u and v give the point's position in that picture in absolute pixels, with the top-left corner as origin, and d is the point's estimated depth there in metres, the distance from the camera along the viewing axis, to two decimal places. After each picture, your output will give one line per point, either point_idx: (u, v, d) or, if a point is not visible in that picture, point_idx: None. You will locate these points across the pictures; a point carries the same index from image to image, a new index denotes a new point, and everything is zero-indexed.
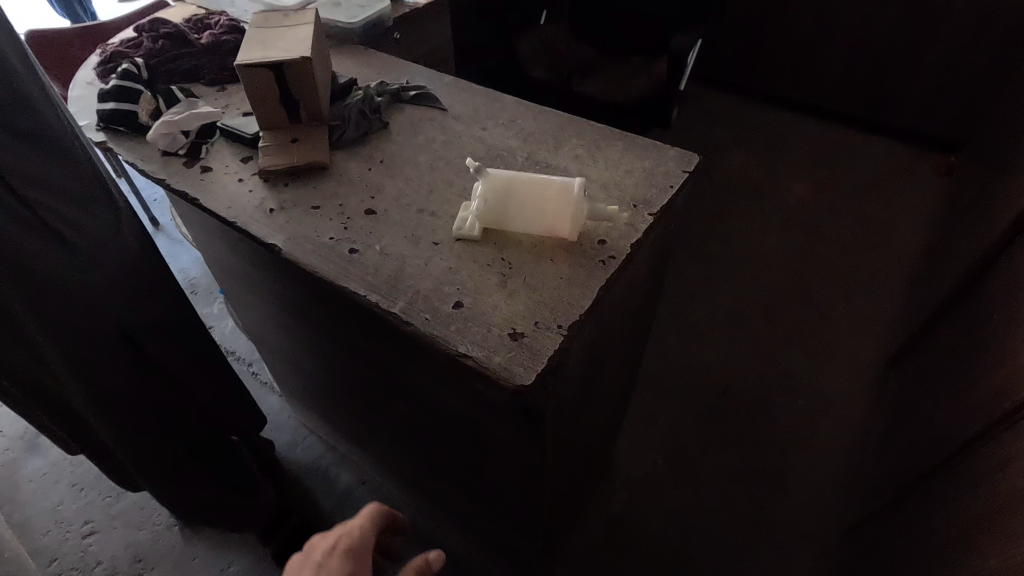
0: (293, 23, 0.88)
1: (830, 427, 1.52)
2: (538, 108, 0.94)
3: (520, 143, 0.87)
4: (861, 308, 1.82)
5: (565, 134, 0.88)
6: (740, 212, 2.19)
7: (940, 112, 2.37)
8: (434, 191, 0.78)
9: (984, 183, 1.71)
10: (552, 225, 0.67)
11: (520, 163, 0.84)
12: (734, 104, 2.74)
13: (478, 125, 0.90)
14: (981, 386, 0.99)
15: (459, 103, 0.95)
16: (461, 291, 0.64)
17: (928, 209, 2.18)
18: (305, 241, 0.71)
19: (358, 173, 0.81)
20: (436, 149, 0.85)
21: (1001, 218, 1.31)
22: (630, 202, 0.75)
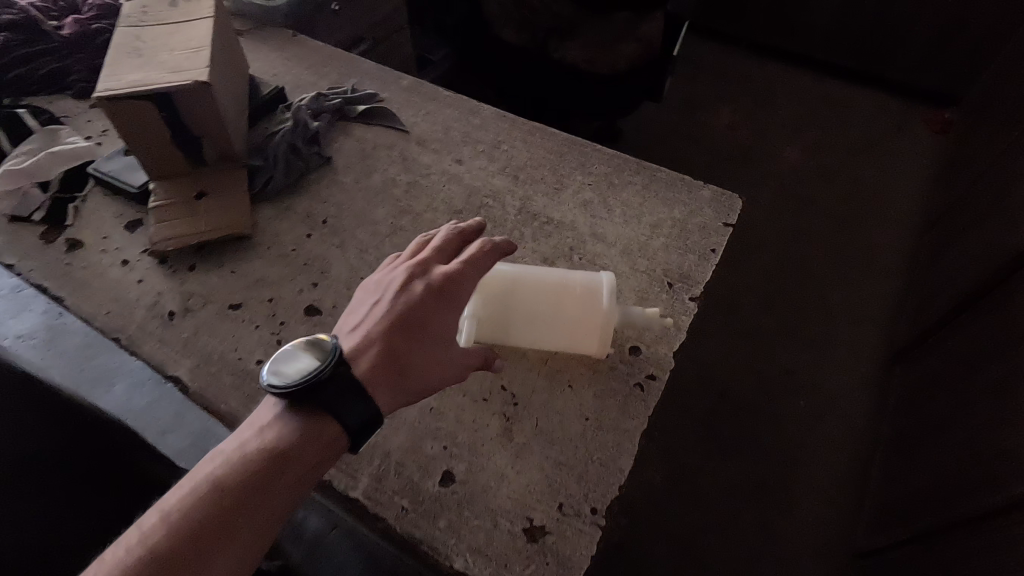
0: (185, 19, 0.90)
1: (835, 429, 1.45)
2: (527, 128, 1.00)
3: (511, 181, 0.93)
4: (859, 291, 1.74)
5: (585, 174, 0.93)
6: (729, 184, 2.04)
7: (939, 65, 2.21)
8: (386, 238, 0.88)
9: (999, 157, 1.57)
10: (572, 326, 0.75)
11: (515, 214, 0.89)
12: (719, 55, 2.51)
13: (453, 155, 0.97)
14: None
15: (419, 122, 1.03)
16: (453, 458, 0.72)
17: (925, 174, 2.07)
18: (218, 363, 0.77)
19: (295, 242, 0.88)
20: (397, 196, 0.92)
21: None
22: (664, 279, 0.82)
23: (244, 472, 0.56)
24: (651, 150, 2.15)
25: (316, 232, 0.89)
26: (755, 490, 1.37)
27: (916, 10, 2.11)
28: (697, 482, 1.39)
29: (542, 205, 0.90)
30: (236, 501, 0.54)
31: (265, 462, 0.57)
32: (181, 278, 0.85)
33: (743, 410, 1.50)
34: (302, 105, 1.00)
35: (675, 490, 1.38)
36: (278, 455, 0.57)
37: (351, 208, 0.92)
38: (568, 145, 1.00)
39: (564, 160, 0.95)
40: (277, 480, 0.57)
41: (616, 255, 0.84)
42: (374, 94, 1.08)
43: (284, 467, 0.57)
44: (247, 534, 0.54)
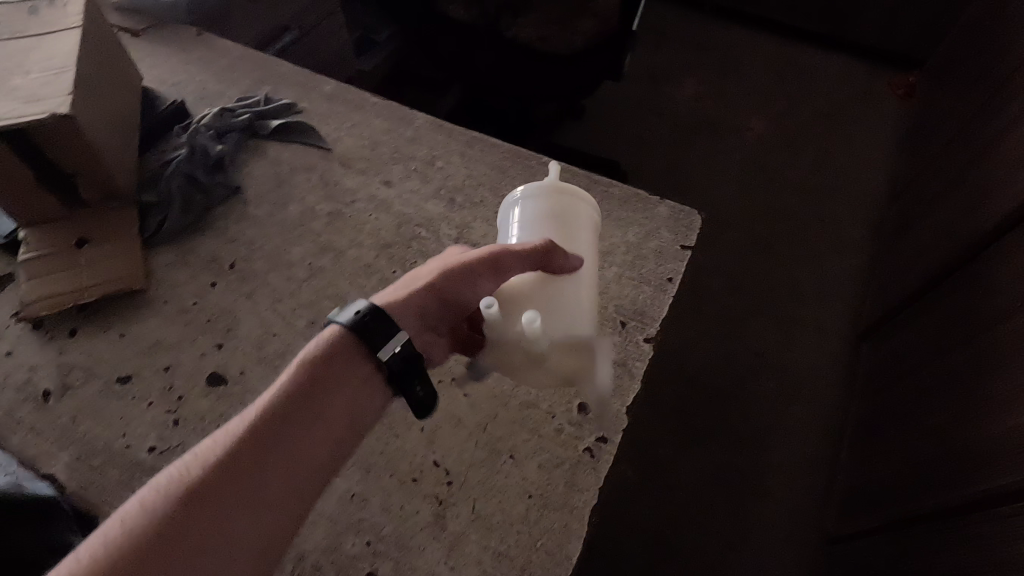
0: (45, 34, 0.88)
1: (804, 412, 1.45)
2: (468, 138, 1.05)
3: (448, 209, 0.97)
4: (825, 266, 1.73)
5: (530, 194, 1.00)
6: (695, 159, 1.98)
7: (904, 25, 2.16)
8: (309, 280, 0.91)
9: (966, 124, 1.54)
10: (553, 219, 0.78)
11: (450, 245, 0.94)
12: (682, 20, 2.41)
13: (379, 178, 1.01)
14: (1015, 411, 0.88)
15: (343, 141, 1.06)
16: (378, 558, 0.75)
17: (890, 139, 2.05)
18: (103, 448, 0.78)
19: (201, 292, 0.90)
20: (323, 231, 0.96)
21: (1004, 189, 1.15)
22: (617, 318, 0.91)
23: (311, 396, 0.60)
24: (616, 125, 2.06)
25: (222, 281, 0.91)
26: (728, 479, 1.36)
27: None
28: (671, 474, 1.37)
29: (480, 234, 0.95)
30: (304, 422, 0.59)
31: (333, 389, 0.61)
32: (60, 348, 0.86)
33: (714, 398, 1.48)
34: (204, 125, 1.02)
35: (647, 485, 1.36)
36: (351, 379, 0.62)
37: (275, 250, 0.94)
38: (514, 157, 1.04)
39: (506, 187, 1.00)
40: (347, 404, 0.61)
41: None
42: (292, 106, 1.09)
43: (357, 386, 0.62)
44: (323, 441, 0.59)
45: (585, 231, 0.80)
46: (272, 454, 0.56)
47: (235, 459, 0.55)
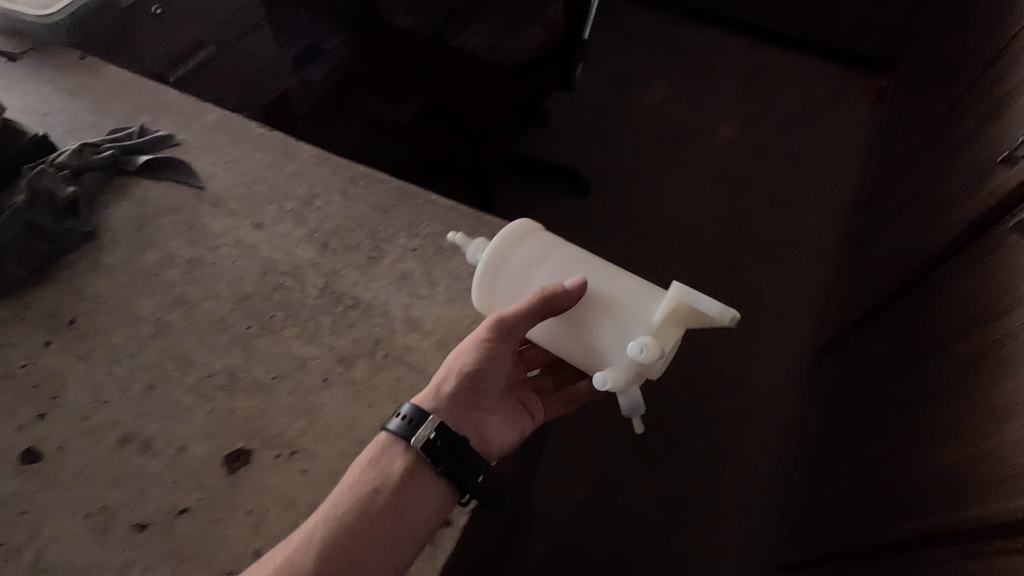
0: None
1: (761, 430, 1.42)
2: (355, 170, 0.86)
3: (315, 254, 0.78)
4: (789, 278, 1.70)
5: (408, 238, 0.79)
6: (661, 167, 1.95)
7: (874, 28, 2.13)
8: (151, 338, 0.72)
9: (929, 132, 1.51)
10: (524, 274, 0.70)
11: (311, 296, 0.74)
12: (652, 23, 2.37)
13: (253, 219, 0.81)
14: (951, 442, 0.82)
15: (223, 180, 0.84)
16: None
17: (859, 145, 2.02)
18: None
19: (23, 354, 0.70)
20: (183, 276, 0.76)
21: (955, 207, 1.12)
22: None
23: (372, 502, 0.57)
24: (582, 132, 2.01)
25: (58, 339, 0.71)
26: (680, 501, 1.33)
27: None
28: (622, 496, 1.34)
29: (352, 281, 0.76)
30: (363, 533, 0.56)
31: (391, 490, 0.58)
32: None
33: (671, 418, 1.44)
34: (56, 163, 0.79)
35: (598, 509, 1.32)
36: (408, 481, 0.59)
37: (127, 301, 0.74)
38: (400, 195, 0.84)
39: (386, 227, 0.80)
40: (408, 509, 0.58)
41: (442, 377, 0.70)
42: (167, 137, 0.87)
43: (415, 490, 0.59)
44: (385, 552, 0.56)
45: (552, 255, 0.70)
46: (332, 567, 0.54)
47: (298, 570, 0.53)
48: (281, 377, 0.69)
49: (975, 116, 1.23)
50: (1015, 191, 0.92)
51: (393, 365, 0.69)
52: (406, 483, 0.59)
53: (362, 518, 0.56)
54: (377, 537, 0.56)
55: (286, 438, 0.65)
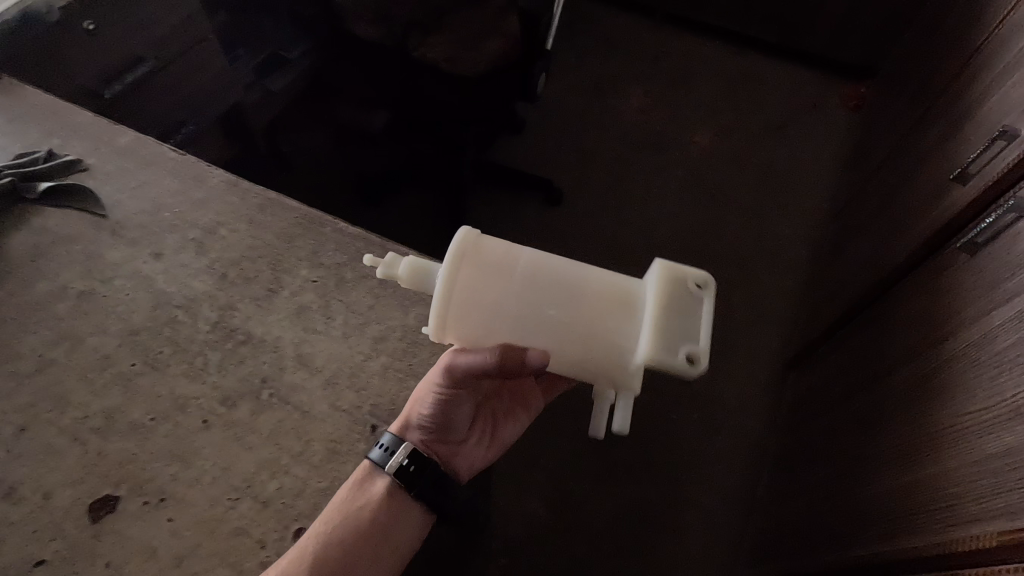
0: None
1: (727, 443, 1.41)
2: (267, 196, 0.79)
3: (214, 283, 0.72)
4: (761, 288, 1.68)
5: (312, 268, 0.74)
6: (636, 175, 1.93)
7: (852, 35, 2.12)
8: (27, 378, 0.65)
9: (898, 142, 1.50)
10: (481, 309, 0.52)
11: (203, 331, 0.69)
12: (631, 28, 2.35)
13: (153, 248, 0.74)
14: (896, 469, 0.80)
15: (128, 210, 0.77)
16: None
17: (836, 153, 2.01)
18: None
19: None
20: (71, 305, 0.70)
21: (912, 222, 1.11)
22: (368, 420, 0.64)
23: (358, 529, 0.57)
24: (557, 140, 2.00)
25: None
26: (642, 517, 1.32)
27: None
28: (583, 511, 1.32)
29: (244, 318, 0.70)
30: (358, 556, 0.56)
31: (375, 516, 0.58)
32: None
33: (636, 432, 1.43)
34: None
35: (558, 526, 1.31)
36: (393, 502, 0.59)
37: (8, 336, 0.68)
38: (309, 224, 0.77)
39: (289, 260, 0.74)
40: (397, 528, 0.59)
41: (323, 420, 0.64)
42: (72, 162, 0.79)
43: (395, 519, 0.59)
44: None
45: (514, 277, 0.52)
46: None
47: None
48: (159, 419, 0.64)
49: (938, 129, 1.22)
50: (964, 210, 0.91)
51: (280, 408, 0.65)
52: (391, 505, 0.59)
53: (353, 543, 0.56)
54: (371, 559, 0.57)
55: (157, 485, 0.60)
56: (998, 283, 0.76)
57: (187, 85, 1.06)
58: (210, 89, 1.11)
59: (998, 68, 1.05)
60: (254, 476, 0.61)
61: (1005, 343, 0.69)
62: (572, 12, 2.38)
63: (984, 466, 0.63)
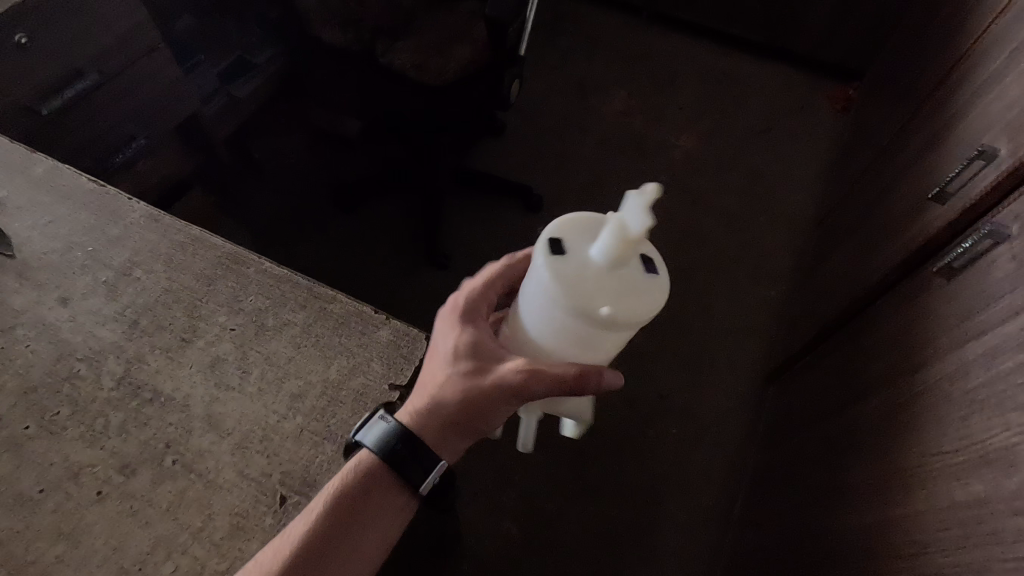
0: None
1: (705, 459, 1.38)
2: (185, 232, 0.72)
3: (122, 334, 0.65)
4: (742, 298, 1.65)
5: (229, 315, 0.66)
6: (618, 180, 1.89)
7: (839, 37, 2.08)
8: None
9: (882, 150, 1.46)
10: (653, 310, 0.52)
11: (106, 388, 0.62)
12: (616, 28, 2.31)
13: (54, 291, 0.66)
14: (865, 505, 0.77)
15: (27, 246, 0.69)
16: None
17: (822, 156, 1.97)
18: None
19: None
20: None
21: (890, 239, 1.07)
22: (277, 489, 0.58)
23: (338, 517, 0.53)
24: (538, 144, 1.96)
25: None
26: (617, 536, 1.29)
27: None
28: (556, 531, 1.30)
29: (152, 370, 0.63)
30: (343, 551, 0.53)
31: (357, 506, 0.54)
32: None
33: (612, 448, 1.40)
34: None
35: (531, 546, 1.28)
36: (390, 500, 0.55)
37: None
38: (233, 261, 0.70)
39: (202, 306, 0.67)
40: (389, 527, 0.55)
41: (232, 489, 0.58)
42: None
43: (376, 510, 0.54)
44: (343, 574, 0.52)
45: None
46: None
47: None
48: (49, 491, 0.57)
49: (920, 140, 1.19)
50: (941, 229, 0.88)
51: (182, 476, 0.58)
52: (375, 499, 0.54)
53: (340, 538, 0.53)
54: (347, 551, 0.52)
55: (43, 564, 0.54)
56: (972, 313, 0.73)
57: (135, 96, 1.00)
58: (161, 102, 1.05)
59: (980, 81, 1.01)
60: (147, 556, 0.54)
61: (975, 382, 0.66)
62: (556, 11, 2.33)
63: (950, 515, 0.61)
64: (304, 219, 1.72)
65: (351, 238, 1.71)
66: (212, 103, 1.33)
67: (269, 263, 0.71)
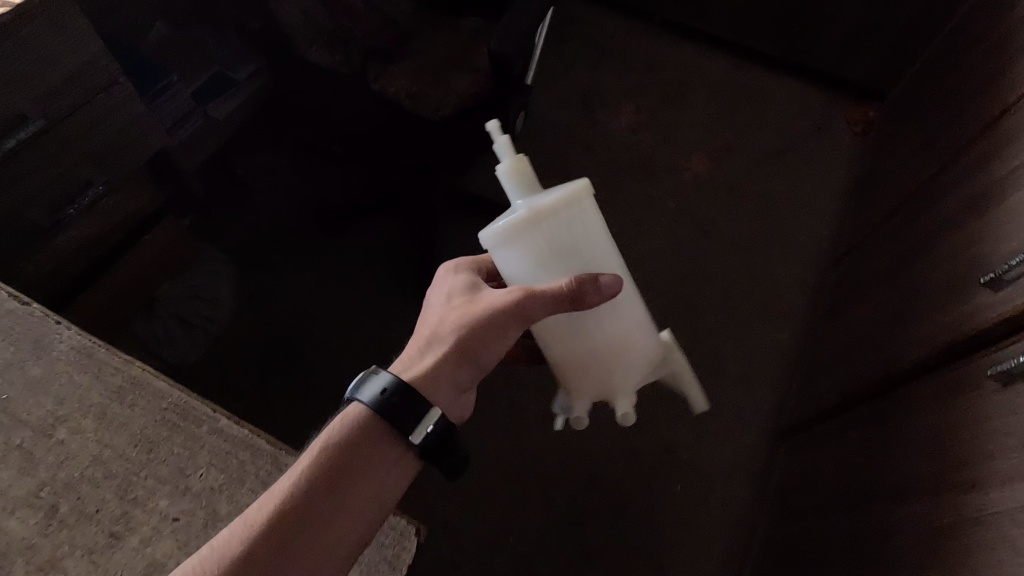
0: None
1: (709, 520, 1.34)
2: (136, 381, 0.69)
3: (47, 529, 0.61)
4: (753, 339, 1.57)
5: (172, 500, 0.64)
6: (624, 206, 1.79)
7: (862, 56, 1.96)
8: None
9: (910, 196, 1.37)
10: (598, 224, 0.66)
11: None
12: (625, 36, 2.17)
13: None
14: None
15: None
16: None
17: (840, 184, 1.88)
18: None
19: None
20: None
21: (924, 315, 0.99)
22: None
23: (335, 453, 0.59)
24: (541, 164, 1.85)
25: None
26: None
27: None
28: None
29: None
30: (353, 481, 0.59)
31: (348, 442, 0.60)
32: None
33: (613, 506, 1.34)
34: None
35: None
36: (384, 447, 0.61)
37: None
38: (182, 423, 0.68)
39: (138, 487, 0.64)
40: (390, 471, 0.61)
41: None
42: None
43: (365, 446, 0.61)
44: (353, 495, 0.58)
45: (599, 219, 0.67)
46: (310, 516, 0.56)
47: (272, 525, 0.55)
48: None
49: (958, 200, 1.10)
50: (994, 322, 0.80)
51: None
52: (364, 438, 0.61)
53: (345, 473, 0.59)
54: (350, 478, 0.59)
55: None
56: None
57: (96, 133, 0.89)
58: (125, 135, 0.94)
59: None
60: None
61: None
62: (562, 14, 2.19)
63: None
64: (288, 241, 1.61)
65: (338, 263, 1.60)
66: (183, 127, 1.21)
67: (225, 424, 0.68)
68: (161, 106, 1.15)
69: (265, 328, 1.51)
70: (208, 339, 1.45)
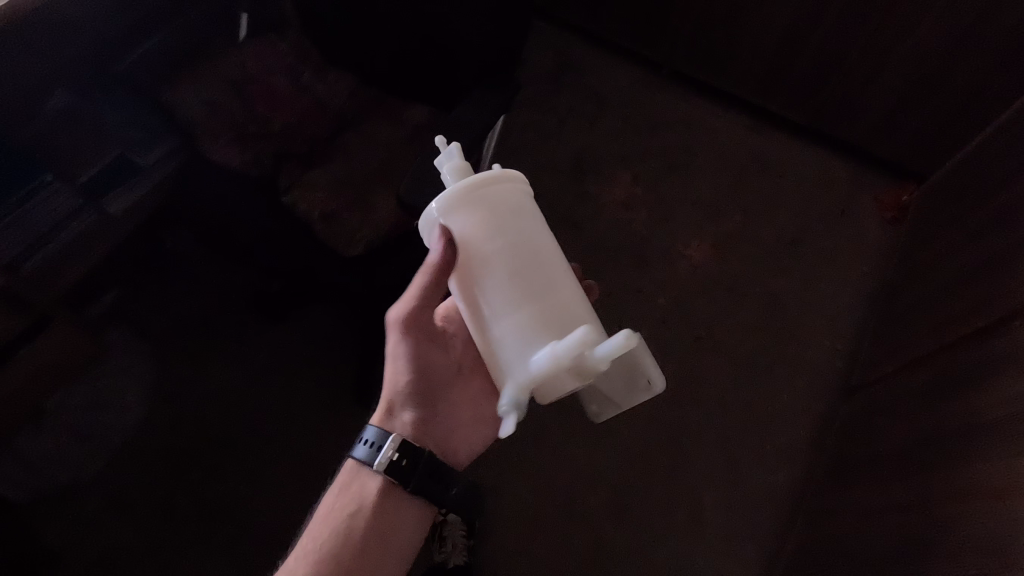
0: None
1: None
2: None
3: None
4: (741, 480, 1.38)
5: None
6: (607, 302, 1.56)
7: (899, 136, 1.68)
8: None
9: (936, 354, 1.12)
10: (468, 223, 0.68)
11: None
12: (625, 87, 1.91)
13: None
14: None
15: None
16: None
17: (862, 284, 1.62)
18: None
19: None
20: None
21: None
22: None
23: (343, 488, 0.77)
24: None
25: None
26: None
27: (877, 62, 1.53)
28: None
29: None
30: (357, 507, 0.76)
31: (349, 481, 0.78)
32: None
33: None
34: None
35: None
36: (360, 477, 0.78)
37: None
38: None
39: None
40: (375, 486, 0.77)
41: None
42: None
43: (361, 475, 0.78)
44: (365, 512, 0.75)
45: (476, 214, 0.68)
46: (338, 536, 0.74)
47: (313, 545, 0.74)
48: None
49: (1004, 413, 0.85)
50: None
51: None
52: (359, 474, 0.78)
53: (351, 502, 0.76)
54: (354, 505, 0.76)
55: None
56: None
57: None
58: None
59: None
60: None
61: None
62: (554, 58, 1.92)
63: None
64: (218, 328, 1.42)
65: (271, 359, 1.40)
66: (70, 227, 1.03)
67: None
68: (23, 220, 0.95)
69: (180, 436, 1.32)
70: (112, 449, 1.29)
